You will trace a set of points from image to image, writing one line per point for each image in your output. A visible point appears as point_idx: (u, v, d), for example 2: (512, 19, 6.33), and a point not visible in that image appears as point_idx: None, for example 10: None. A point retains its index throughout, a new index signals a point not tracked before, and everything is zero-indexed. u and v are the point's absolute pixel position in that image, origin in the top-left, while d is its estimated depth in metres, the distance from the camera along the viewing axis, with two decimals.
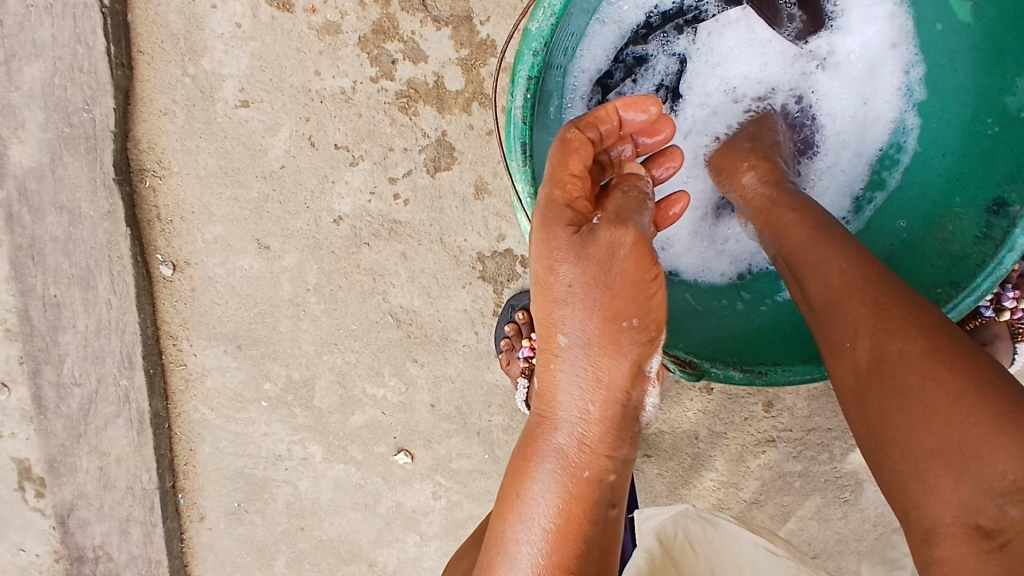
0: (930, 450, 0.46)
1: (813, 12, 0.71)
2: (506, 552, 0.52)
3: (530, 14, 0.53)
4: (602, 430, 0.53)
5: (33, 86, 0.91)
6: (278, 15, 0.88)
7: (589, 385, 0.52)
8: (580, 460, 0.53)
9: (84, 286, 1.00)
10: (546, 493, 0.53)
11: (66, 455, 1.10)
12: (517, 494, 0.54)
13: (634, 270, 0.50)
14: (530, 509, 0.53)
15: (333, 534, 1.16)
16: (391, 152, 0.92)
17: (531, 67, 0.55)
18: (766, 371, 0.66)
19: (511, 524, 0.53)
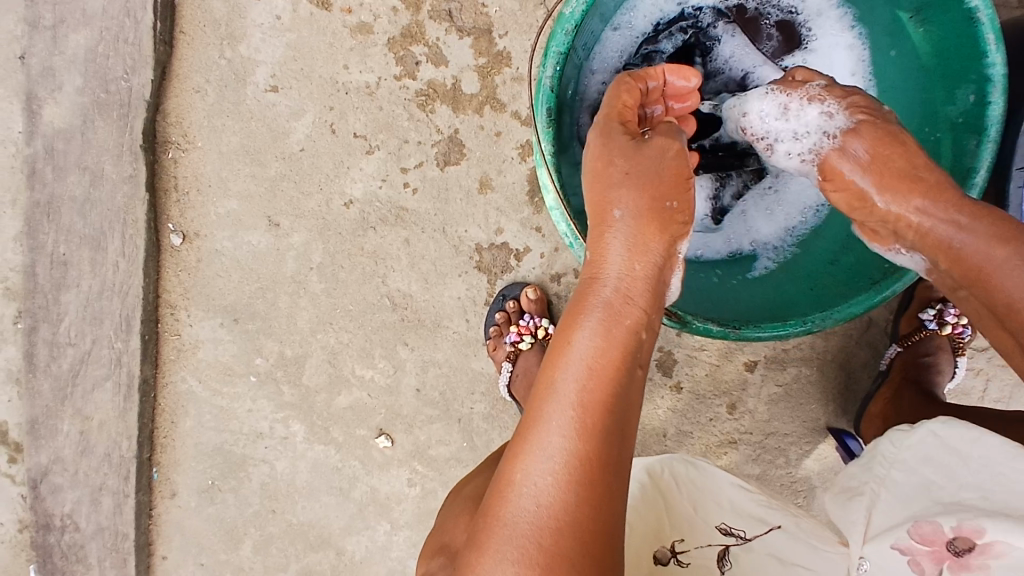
0: None
1: (789, 34, 0.77)
2: (556, 387, 0.57)
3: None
4: (643, 289, 0.63)
5: (76, 52, 0.98)
6: (315, 11, 0.97)
7: (633, 252, 0.63)
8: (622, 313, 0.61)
9: (94, 247, 1.04)
10: (592, 333, 0.60)
11: (48, 417, 1.11)
12: (567, 336, 0.60)
13: (677, 165, 0.65)
14: (578, 342, 0.59)
15: (304, 517, 1.18)
16: (406, 144, 1.00)
17: (563, 44, 0.63)
18: (741, 327, 0.69)
19: (561, 363, 0.59)
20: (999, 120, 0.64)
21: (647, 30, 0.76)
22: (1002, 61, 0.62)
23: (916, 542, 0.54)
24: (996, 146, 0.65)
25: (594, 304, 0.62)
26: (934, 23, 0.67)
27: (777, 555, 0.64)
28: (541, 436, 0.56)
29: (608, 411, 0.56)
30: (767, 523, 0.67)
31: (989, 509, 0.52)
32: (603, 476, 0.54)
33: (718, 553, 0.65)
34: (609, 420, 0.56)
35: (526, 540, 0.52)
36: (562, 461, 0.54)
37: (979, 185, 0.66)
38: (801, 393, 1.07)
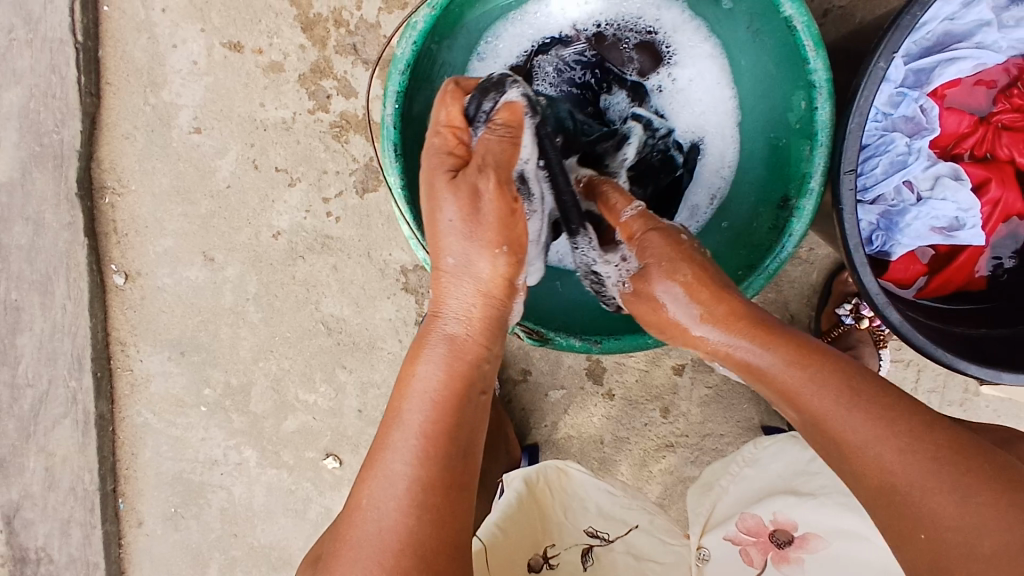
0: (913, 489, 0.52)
1: (652, 54, 0.79)
2: (401, 415, 0.58)
3: (395, 40, 0.66)
4: (484, 324, 0.64)
5: (12, 110, 1.04)
6: (229, 54, 1.02)
7: (471, 293, 0.64)
8: (462, 346, 0.62)
9: (43, 291, 1.10)
10: (433, 370, 0.60)
11: (14, 455, 1.17)
12: (410, 371, 0.61)
13: (500, 205, 0.63)
14: (419, 383, 0.60)
15: (264, 540, 1.20)
16: (325, 174, 1.04)
17: (400, 84, 0.67)
18: (601, 340, 0.75)
19: (405, 396, 0.59)
20: (828, 124, 0.67)
21: (517, 63, 0.80)
22: (823, 66, 0.66)
23: (744, 532, 0.81)
24: (827, 149, 0.67)
25: (437, 341, 0.63)
26: (767, 32, 0.70)
27: (633, 552, 0.83)
28: (386, 462, 0.56)
29: (448, 446, 0.57)
30: (626, 524, 0.86)
31: (792, 505, 0.80)
32: (440, 506, 0.55)
33: (583, 551, 0.82)
34: (448, 462, 0.56)
35: (370, 562, 0.53)
36: (404, 486, 0.55)
37: (814, 188, 0.68)
38: (731, 393, 1.09)
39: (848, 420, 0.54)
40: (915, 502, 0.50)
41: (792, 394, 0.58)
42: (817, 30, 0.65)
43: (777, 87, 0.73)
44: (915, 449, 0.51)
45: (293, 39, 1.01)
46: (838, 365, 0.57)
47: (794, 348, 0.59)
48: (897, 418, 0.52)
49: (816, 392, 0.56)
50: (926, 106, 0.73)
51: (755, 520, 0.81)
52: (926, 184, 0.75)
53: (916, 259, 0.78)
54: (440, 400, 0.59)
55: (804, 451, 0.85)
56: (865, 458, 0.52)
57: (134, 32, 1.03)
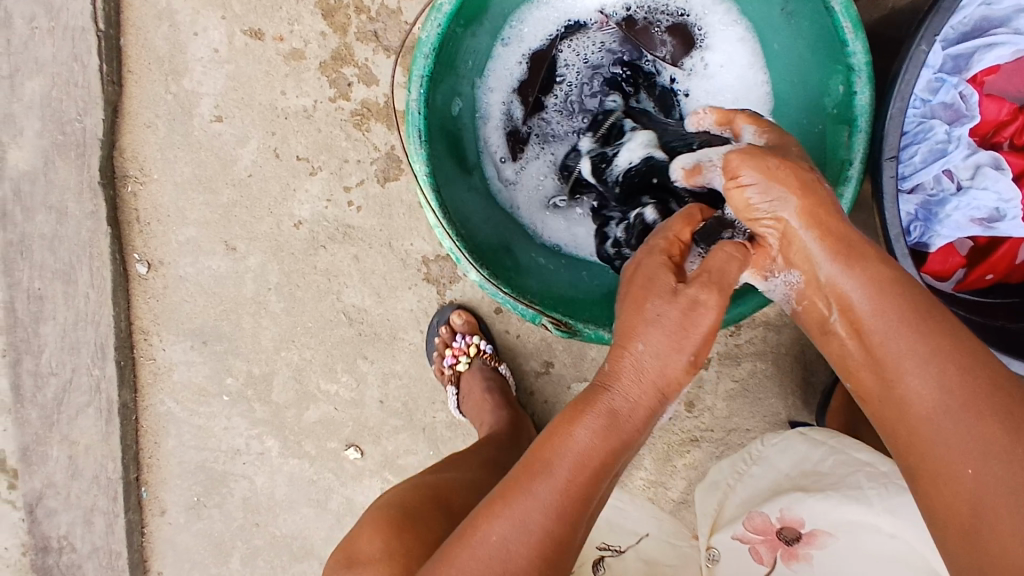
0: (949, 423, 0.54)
1: (682, 37, 0.78)
2: (539, 472, 0.54)
3: (421, 24, 0.64)
4: (655, 402, 0.57)
5: (33, 98, 1.04)
6: (250, 41, 1.01)
7: (666, 352, 0.57)
8: (626, 422, 0.56)
9: (65, 281, 1.10)
10: (587, 444, 0.55)
11: (39, 444, 1.18)
12: (560, 434, 0.56)
13: (687, 304, 0.57)
14: (570, 450, 0.55)
15: (286, 529, 1.20)
16: (346, 163, 1.03)
17: (425, 69, 0.65)
18: None
19: (540, 476, 0.54)
20: (868, 110, 0.64)
21: (543, 47, 0.80)
22: (863, 49, 0.62)
23: (750, 531, 0.75)
24: (866, 136, 0.64)
25: (600, 410, 0.56)
26: (802, 12, 0.67)
27: (644, 558, 0.82)
28: (518, 509, 0.53)
29: (581, 510, 0.54)
30: (636, 532, 0.86)
31: (801, 500, 0.75)
32: (554, 560, 0.53)
33: (594, 560, 0.81)
34: (574, 528, 0.54)
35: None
36: (536, 535, 0.53)
37: (852, 178, 0.64)
38: (758, 387, 1.07)
39: (906, 347, 0.55)
40: (951, 428, 0.53)
41: (857, 317, 0.58)
42: (855, 11, 0.61)
43: (812, 71, 0.70)
44: (972, 377, 0.53)
45: (314, 26, 1.00)
46: (912, 296, 0.57)
47: (879, 275, 0.57)
48: (955, 349, 0.54)
49: (888, 317, 0.56)
50: (966, 93, 0.71)
51: (762, 519, 0.75)
52: (966, 174, 0.72)
53: (956, 251, 0.75)
54: (583, 478, 0.54)
55: (812, 448, 0.83)
56: (915, 380, 0.55)
57: (155, 19, 1.02)
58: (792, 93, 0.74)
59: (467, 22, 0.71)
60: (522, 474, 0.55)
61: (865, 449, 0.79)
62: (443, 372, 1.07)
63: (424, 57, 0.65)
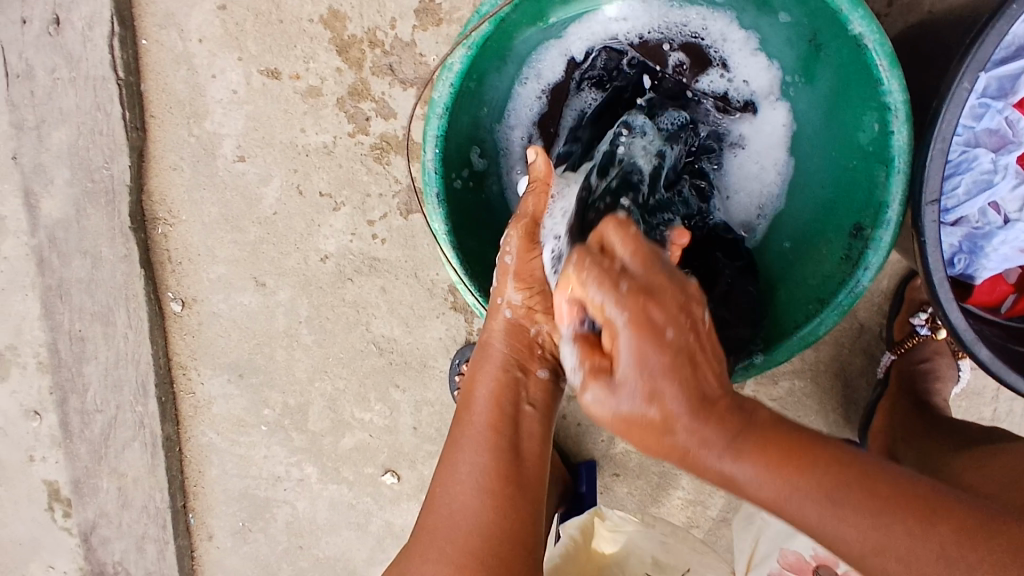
0: (888, 517, 0.48)
1: (697, 59, 0.76)
2: (466, 430, 0.64)
3: (433, 85, 0.64)
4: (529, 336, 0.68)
5: (62, 148, 1.06)
6: (268, 81, 1.01)
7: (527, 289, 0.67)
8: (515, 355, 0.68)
9: (105, 322, 1.13)
10: (489, 378, 0.67)
11: (89, 476, 1.22)
12: (470, 389, 0.67)
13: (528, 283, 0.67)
14: (479, 393, 0.66)
15: (329, 552, 1.22)
16: (368, 198, 1.04)
17: (439, 128, 0.66)
18: None
19: (463, 431, 0.64)
20: (905, 149, 0.62)
21: (562, 80, 0.78)
22: (899, 87, 0.61)
23: (786, 568, 0.85)
24: (905, 176, 0.62)
25: (495, 356, 0.68)
26: (833, 47, 0.67)
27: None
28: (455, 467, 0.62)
29: (509, 451, 0.63)
30: (677, 570, 0.85)
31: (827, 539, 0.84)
32: (511, 497, 0.60)
33: None
34: (505, 466, 0.62)
35: (443, 540, 0.59)
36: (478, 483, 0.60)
37: (892, 220, 0.63)
38: (797, 406, 1.04)
39: (811, 515, 0.50)
40: (885, 557, 0.48)
41: (740, 486, 0.53)
42: (891, 47, 0.60)
43: (843, 105, 0.69)
44: (929, 538, 0.47)
45: (329, 62, 0.99)
46: (739, 428, 0.53)
47: (711, 408, 0.52)
48: (865, 485, 0.49)
49: (805, 493, 0.50)
50: (1012, 118, 0.69)
51: (797, 557, 0.85)
52: (1013, 206, 0.72)
53: (1001, 280, 0.76)
54: (492, 419, 0.64)
55: None
56: (840, 540, 0.49)
57: (173, 63, 1.03)
58: (824, 122, 0.73)
59: (482, 71, 0.70)
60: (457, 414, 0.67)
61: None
62: None
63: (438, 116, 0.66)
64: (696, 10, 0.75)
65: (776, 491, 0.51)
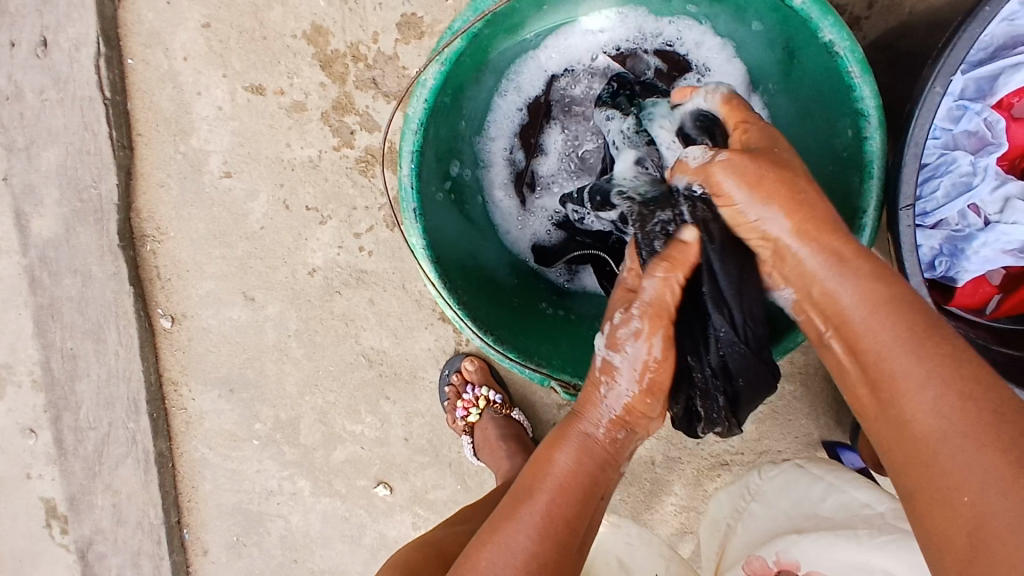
0: (975, 425, 0.47)
1: (673, 67, 0.76)
2: (527, 498, 0.61)
3: (407, 101, 0.65)
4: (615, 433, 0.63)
5: (51, 168, 1.07)
6: (252, 97, 1.02)
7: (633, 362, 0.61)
8: (598, 446, 0.63)
9: (96, 339, 1.14)
10: (568, 458, 0.62)
11: (84, 494, 1.22)
12: (547, 459, 0.63)
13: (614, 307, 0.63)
14: (554, 470, 0.62)
15: (323, 565, 1.22)
16: (355, 210, 1.04)
17: (415, 144, 0.67)
18: None
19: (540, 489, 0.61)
20: (880, 155, 0.62)
21: (541, 94, 0.79)
22: (871, 93, 0.61)
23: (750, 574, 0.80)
24: (879, 182, 0.62)
25: (576, 437, 0.63)
26: (807, 55, 0.67)
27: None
28: (506, 538, 0.58)
29: (567, 542, 0.58)
30: None
31: (795, 545, 0.78)
32: None
33: None
34: (559, 552, 0.58)
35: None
36: (523, 561, 0.56)
37: (867, 226, 0.63)
38: (788, 410, 1.04)
39: (884, 343, 0.51)
40: (956, 449, 0.47)
41: (856, 333, 0.53)
42: (862, 54, 0.60)
43: (818, 112, 0.70)
44: (976, 403, 0.47)
45: (313, 78, 1.00)
46: (904, 299, 0.52)
47: (840, 248, 0.55)
48: (977, 390, 0.48)
49: (890, 323, 0.51)
50: (991, 120, 0.70)
51: (760, 563, 0.80)
52: (995, 208, 0.72)
53: (985, 281, 0.75)
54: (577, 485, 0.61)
55: (809, 488, 0.85)
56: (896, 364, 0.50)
57: (159, 82, 1.04)
58: (803, 127, 0.73)
59: (458, 86, 0.71)
60: (522, 480, 0.63)
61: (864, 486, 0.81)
62: (455, 423, 1.08)
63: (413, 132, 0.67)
64: (672, 20, 0.75)
65: (889, 336, 0.51)
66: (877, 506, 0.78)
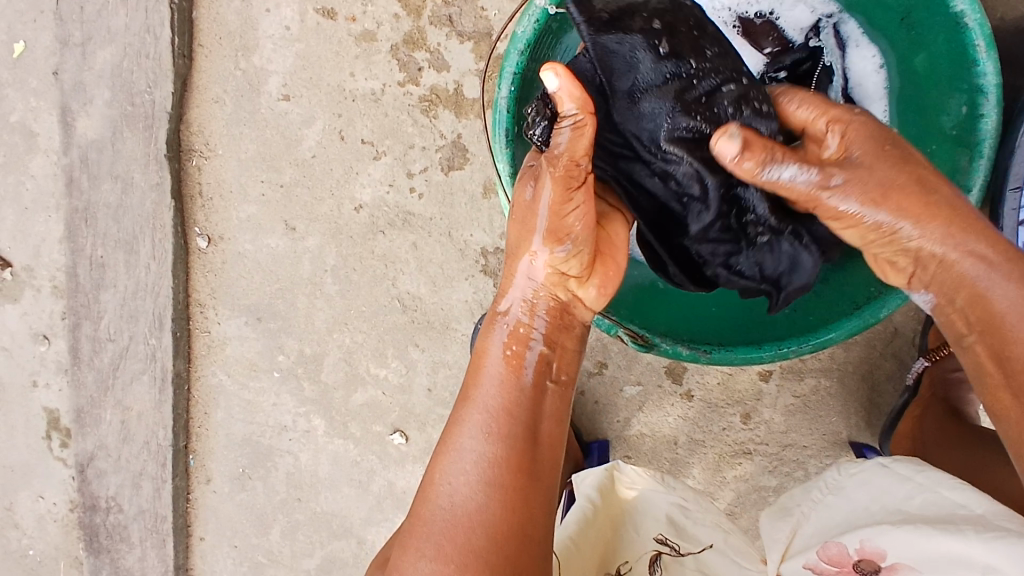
0: None
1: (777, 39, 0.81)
2: (471, 403, 0.62)
3: (517, 19, 0.66)
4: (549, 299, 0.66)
5: (105, 68, 1.06)
6: (322, 21, 1.01)
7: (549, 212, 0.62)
8: (523, 323, 0.66)
9: (128, 250, 1.11)
10: (499, 350, 0.64)
11: (93, 407, 1.20)
12: (480, 356, 0.66)
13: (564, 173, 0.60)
14: (489, 364, 0.64)
15: (327, 507, 1.19)
16: (411, 149, 1.03)
17: (517, 64, 0.68)
18: (712, 350, 0.73)
19: (467, 406, 0.62)
20: (993, 135, 0.69)
21: None
22: (994, 71, 0.67)
23: (824, 562, 0.68)
24: (988, 161, 0.69)
25: (505, 327, 0.66)
26: (929, 32, 0.73)
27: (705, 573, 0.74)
28: (450, 460, 0.59)
29: (526, 442, 0.60)
30: (701, 543, 0.77)
31: (883, 531, 0.66)
32: (520, 489, 0.58)
33: (650, 559, 0.76)
34: (516, 443, 0.59)
35: (442, 538, 0.56)
36: (478, 466, 0.58)
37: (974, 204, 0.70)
38: (820, 405, 1.03)
39: (985, 276, 0.60)
40: None
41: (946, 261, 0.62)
42: (989, 30, 0.66)
43: (927, 89, 0.76)
44: None
45: (387, 8, 0.99)
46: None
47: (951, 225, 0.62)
48: None
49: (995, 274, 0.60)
50: None
51: (837, 549, 0.68)
52: None
53: None
54: (508, 395, 0.62)
55: (898, 483, 0.70)
56: (997, 303, 0.59)
57: None
58: (911, 101, 0.79)
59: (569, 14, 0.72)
60: (462, 387, 0.64)
61: (957, 487, 0.66)
62: None
63: (518, 52, 0.68)
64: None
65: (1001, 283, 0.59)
66: (978, 509, 0.63)
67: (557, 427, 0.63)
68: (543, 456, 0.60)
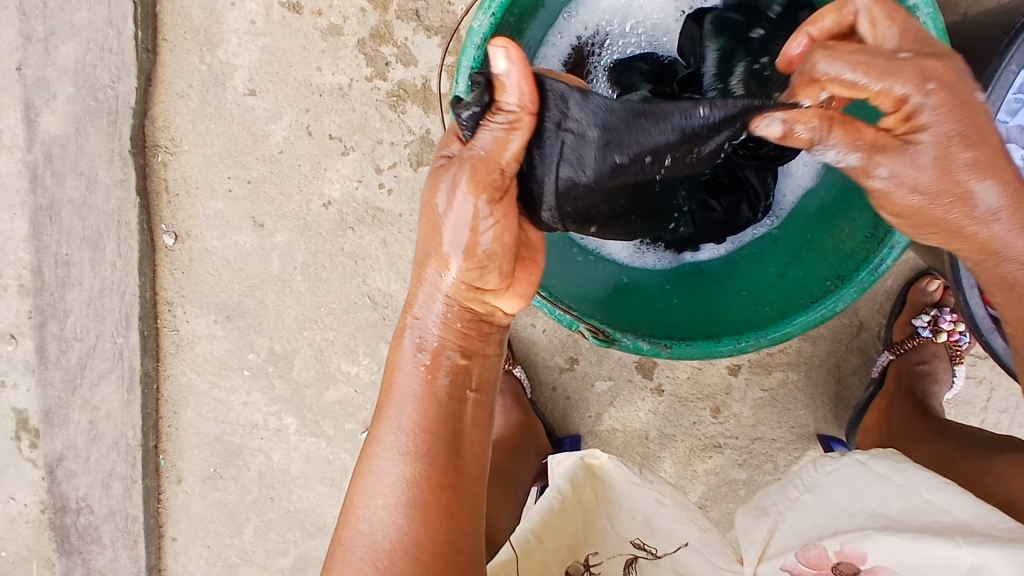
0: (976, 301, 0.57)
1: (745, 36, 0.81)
2: (387, 427, 0.58)
3: (473, 13, 0.65)
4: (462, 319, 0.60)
5: (68, 63, 1.04)
6: (288, 15, 1.00)
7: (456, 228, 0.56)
8: (435, 340, 0.60)
9: (93, 248, 1.10)
10: (414, 369, 0.60)
11: (60, 407, 1.18)
12: (391, 369, 0.61)
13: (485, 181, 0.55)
14: (401, 384, 0.59)
15: (300, 505, 1.19)
16: (379, 145, 1.02)
17: (474, 60, 0.66)
18: (673, 344, 0.73)
19: (383, 425, 0.59)
20: None
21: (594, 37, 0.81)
22: None
23: (803, 564, 0.67)
24: None
25: (414, 343, 0.60)
26: None
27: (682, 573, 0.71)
28: (369, 488, 0.58)
29: (450, 463, 0.57)
30: (677, 540, 0.74)
31: (865, 536, 0.64)
32: (447, 510, 0.57)
33: (626, 561, 0.72)
34: (437, 460, 0.57)
35: (370, 565, 0.55)
36: (400, 489, 0.56)
37: None
38: (788, 399, 1.03)
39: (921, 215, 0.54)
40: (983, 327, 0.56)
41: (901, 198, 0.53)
42: (943, 23, 0.64)
43: None
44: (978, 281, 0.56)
45: (353, 2, 0.98)
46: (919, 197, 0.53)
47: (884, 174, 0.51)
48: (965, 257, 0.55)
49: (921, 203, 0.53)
50: None
51: (817, 551, 0.66)
52: None
53: None
54: (425, 414, 0.58)
55: (876, 484, 0.69)
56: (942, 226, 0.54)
57: None
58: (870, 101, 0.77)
59: (527, 11, 0.72)
60: (376, 407, 0.61)
61: (940, 489, 0.64)
62: None
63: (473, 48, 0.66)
64: None
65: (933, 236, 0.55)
66: (961, 514, 0.61)
67: (480, 432, 0.60)
68: (466, 470, 0.58)
